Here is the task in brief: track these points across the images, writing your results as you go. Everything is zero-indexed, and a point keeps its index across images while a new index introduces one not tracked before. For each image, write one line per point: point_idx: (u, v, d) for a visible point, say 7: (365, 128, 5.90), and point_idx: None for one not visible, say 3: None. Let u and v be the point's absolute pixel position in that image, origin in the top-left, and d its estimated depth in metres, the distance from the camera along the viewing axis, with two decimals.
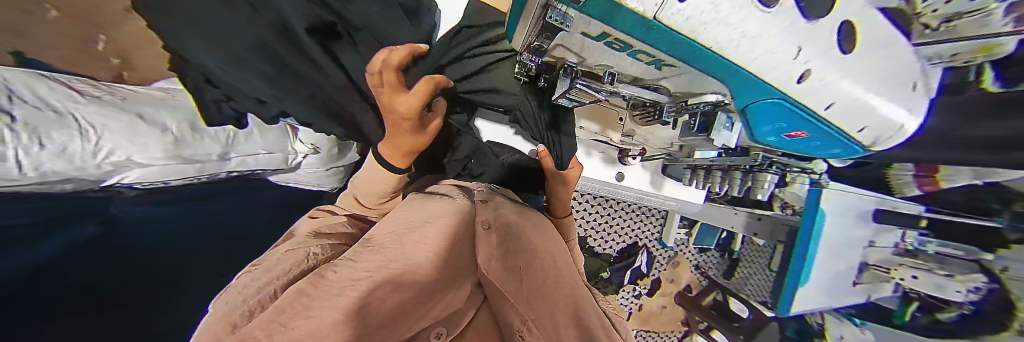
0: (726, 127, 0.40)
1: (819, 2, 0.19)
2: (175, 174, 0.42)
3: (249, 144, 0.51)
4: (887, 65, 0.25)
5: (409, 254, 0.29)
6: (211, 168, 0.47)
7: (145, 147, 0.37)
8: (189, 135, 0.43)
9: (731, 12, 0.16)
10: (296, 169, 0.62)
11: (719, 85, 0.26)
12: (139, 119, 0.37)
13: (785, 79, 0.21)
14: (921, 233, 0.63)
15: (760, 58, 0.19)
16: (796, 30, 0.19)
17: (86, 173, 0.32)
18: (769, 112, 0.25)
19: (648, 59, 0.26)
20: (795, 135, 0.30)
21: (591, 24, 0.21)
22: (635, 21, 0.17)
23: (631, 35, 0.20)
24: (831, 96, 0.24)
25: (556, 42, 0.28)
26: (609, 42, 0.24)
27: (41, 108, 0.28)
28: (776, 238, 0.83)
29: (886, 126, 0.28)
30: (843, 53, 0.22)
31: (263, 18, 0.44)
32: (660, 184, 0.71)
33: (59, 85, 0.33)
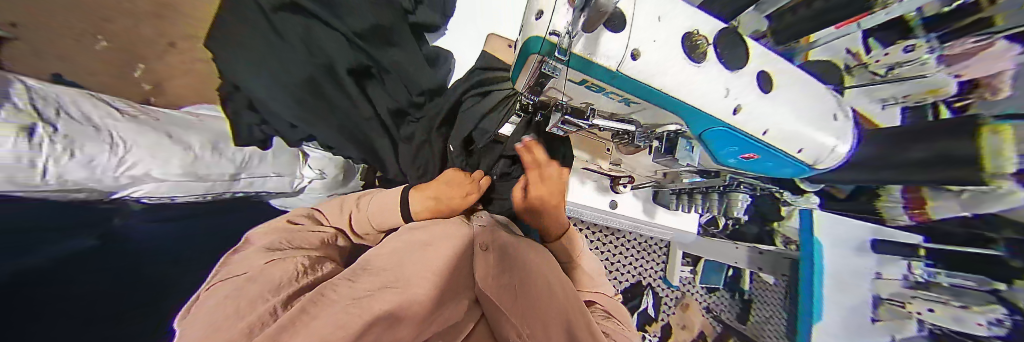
0: (686, 148, 0.42)
1: (734, 58, 0.27)
2: (186, 191, 0.43)
3: (261, 167, 0.53)
4: (810, 103, 0.31)
5: (409, 275, 0.29)
6: (221, 188, 0.48)
7: (165, 163, 0.39)
8: (210, 155, 0.45)
9: (665, 68, 0.24)
10: (300, 193, 0.63)
11: (675, 118, 0.31)
12: (166, 138, 0.40)
13: (724, 112, 0.27)
14: (928, 263, 0.60)
15: (698, 95, 0.25)
16: (718, 74, 0.26)
17: (101, 183, 0.33)
18: (721, 137, 0.29)
19: (619, 98, 0.31)
20: (749, 157, 0.34)
21: (572, 73, 0.27)
22: (602, 71, 0.24)
23: (603, 82, 0.26)
24: (762, 123, 0.28)
25: (550, 85, 0.34)
26: (588, 86, 0.29)
27: (82, 124, 0.33)
28: (778, 272, 0.78)
29: (819, 148, 0.32)
30: (764, 91, 0.28)
31: (317, 61, 0.55)
32: (653, 212, 0.73)
33: (105, 106, 0.37)
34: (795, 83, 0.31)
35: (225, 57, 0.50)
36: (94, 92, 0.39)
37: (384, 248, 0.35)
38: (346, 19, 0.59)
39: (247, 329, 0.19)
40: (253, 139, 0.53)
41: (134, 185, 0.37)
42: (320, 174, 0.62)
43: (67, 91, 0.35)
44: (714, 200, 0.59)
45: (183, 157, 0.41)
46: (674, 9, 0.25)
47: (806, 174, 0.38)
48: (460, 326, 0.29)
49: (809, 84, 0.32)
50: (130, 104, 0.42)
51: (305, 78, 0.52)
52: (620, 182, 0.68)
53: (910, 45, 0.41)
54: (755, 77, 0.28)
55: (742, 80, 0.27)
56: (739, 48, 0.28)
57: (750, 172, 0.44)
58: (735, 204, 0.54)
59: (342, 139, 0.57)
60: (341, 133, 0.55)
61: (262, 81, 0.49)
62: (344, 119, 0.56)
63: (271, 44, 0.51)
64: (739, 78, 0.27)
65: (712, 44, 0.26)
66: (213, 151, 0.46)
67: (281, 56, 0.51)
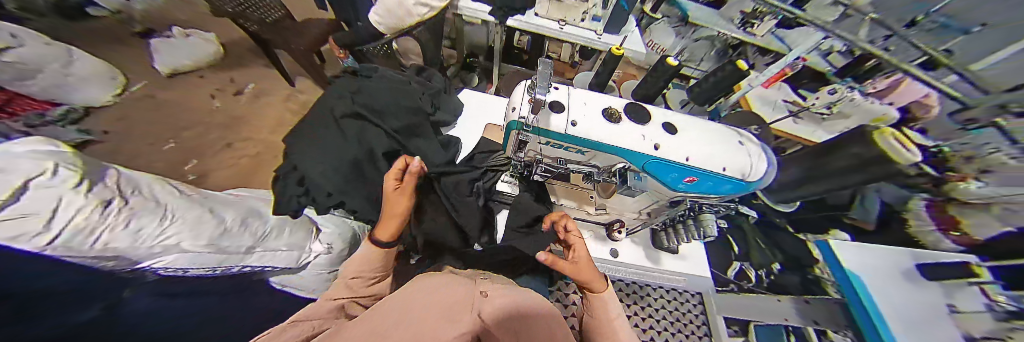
0: (636, 177, 0.42)
1: (639, 117, 0.42)
2: (199, 264, 0.43)
3: (277, 240, 0.54)
4: (718, 137, 0.42)
5: (414, 325, 0.20)
6: (233, 260, 0.47)
7: (197, 234, 0.42)
8: (237, 228, 0.48)
9: (590, 127, 0.40)
10: (304, 269, 0.61)
11: (617, 159, 0.43)
12: (207, 212, 0.45)
13: (645, 148, 0.40)
14: (1003, 285, 0.52)
15: (620, 139, 0.40)
16: (631, 127, 0.41)
17: (135, 253, 0.36)
18: (660, 166, 0.41)
19: (576, 149, 0.43)
20: (691, 180, 0.42)
21: (539, 137, 0.43)
22: (557, 134, 0.41)
23: (561, 140, 0.42)
24: (682, 152, 0.40)
25: (530, 148, 0.48)
26: (554, 145, 0.44)
27: (147, 201, 0.39)
28: (841, 323, 0.66)
29: (740, 166, 0.40)
30: (671, 133, 0.41)
31: (362, 147, 0.71)
32: (658, 258, 0.69)
33: (168, 188, 0.45)
34: (696, 127, 0.43)
35: (300, 150, 0.68)
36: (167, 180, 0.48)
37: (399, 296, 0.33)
38: (389, 119, 0.78)
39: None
40: (288, 209, 0.62)
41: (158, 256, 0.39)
42: (328, 249, 0.62)
43: (147, 179, 0.44)
44: (692, 228, 0.56)
45: (214, 229, 0.45)
46: (594, 99, 0.43)
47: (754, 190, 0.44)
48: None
49: (713, 128, 0.44)
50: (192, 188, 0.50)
51: (351, 159, 0.67)
52: (615, 228, 0.67)
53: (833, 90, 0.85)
54: (661, 126, 0.42)
55: (653, 129, 0.41)
56: (638, 110, 0.43)
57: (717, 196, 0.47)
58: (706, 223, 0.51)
59: (367, 205, 0.67)
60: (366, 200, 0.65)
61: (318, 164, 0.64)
62: (372, 189, 0.68)
63: (334, 139, 0.70)
64: (648, 128, 0.41)
65: (624, 113, 0.42)
66: (240, 224, 0.50)
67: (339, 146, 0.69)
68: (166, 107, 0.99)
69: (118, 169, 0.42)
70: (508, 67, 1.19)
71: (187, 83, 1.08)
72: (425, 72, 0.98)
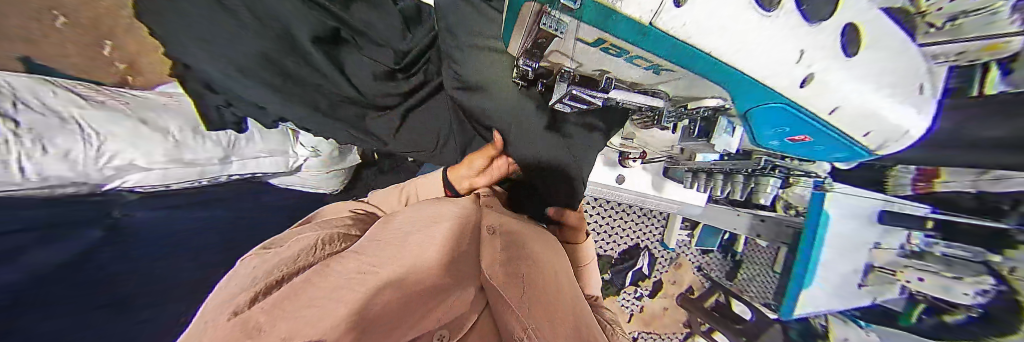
0: (726, 131, 0.41)
1: (818, 7, 0.19)
2: (177, 178, 0.47)
3: (248, 148, 0.54)
4: (898, 71, 0.25)
5: (406, 253, 0.26)
6: (213, 173, 0.51)
7: (147, 152, 0.42)
8: (191, 139, 0.47)
9: (731, 16, 0.15)
10: (298, 171, 0.64)
11: (717, 89, 0.26)
12: (142, 125, 0.42)
13: (788, 83, 0.21)
14: (928, 233, 0.59)
15: (764, 63, 0.18)
16: (796, 34, 0.18)
17: (89, 174, 0.38)
18: (772, 115, 0.25)
19: (645, 64, 0.24)
20: (798, 139, 0.31)
21: (585, 30, 0.19)
22: (627, 29, 0.16)
23: (626, 42, 0.18)
24: (838, 100, 0.24)
25: (551, 48, 0.25)
26: (604, 48, 0.22)
27: (47, 116, 0.34)
28: (780, 239, 0.78)
29: (899, 130, 0.28)
30: (849, 55, 0.22)
31: (272, 31, 0.44)
32: (662, 186, 0.74)
33: (66, 93, 0.38)
34: (885, 42, 0.24)
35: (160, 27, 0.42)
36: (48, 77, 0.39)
37: (392, 221, 0.34)
38: None
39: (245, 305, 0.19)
40: (225, 121, 0.50)
41: (120, 176, 0.42)
42: (313, 151, 0.61)
43: (21, 77, 0.35)
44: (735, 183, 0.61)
45: (165, 145, 0.44)
46: None
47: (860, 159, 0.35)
48: (459, 323, 0.23)
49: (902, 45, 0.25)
50: (87, 87, 0.42)
51: (259, 53, 0.44)
52: (630, 157, 0.67)
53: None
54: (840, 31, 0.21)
55: (825, 38, 0.20)
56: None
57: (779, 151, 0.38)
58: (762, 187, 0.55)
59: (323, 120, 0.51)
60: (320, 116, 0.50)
61: (215, 65, 0.43)
62: (320, 97, 0.50)
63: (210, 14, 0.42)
64: (824, 35, 0.19)
65: None
66: (193, 135, 0.48)
67: (228, 25, 0.42)
68: None
69: None
70: None
71: None
72: None
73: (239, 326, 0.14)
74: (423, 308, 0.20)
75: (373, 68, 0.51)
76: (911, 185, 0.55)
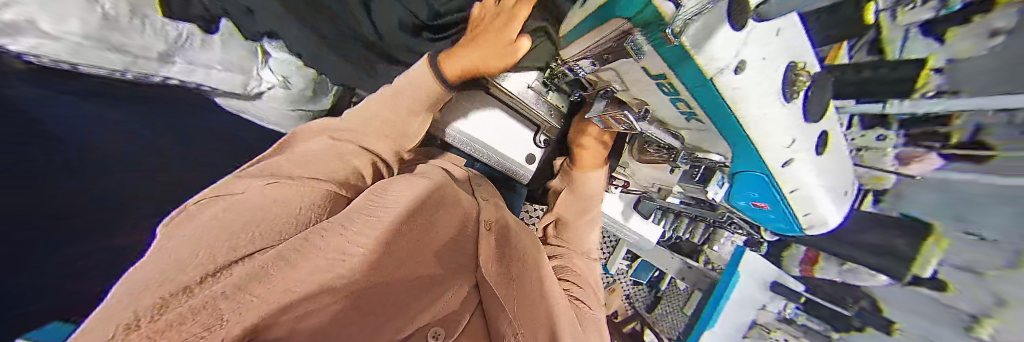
0: (717, 184, 0.47)
1: (815, 110, 0.26)
2: (94, 62, 0.37)
3: (205, 54, 0.46)
4: (839, 177, 0.34)
5: (406, 237, 0.30)
6: (143, 68, 0.42)
7: (60, 16, 0.32)
8: (128, 21, 0.38)
9: (757, 91, 0.21)
10: (256, 99, 0.56)
11: (723, 146, 0.32)
12: None
13: (774, 159, 0.28)
14: (798, 305, 0.70)
15: (767, 134, 0.25)
16: (793, 126, 0.25)
17: None
18: (752, 180, 0.33)
19: (685, 109, 0.29)
20: (760, 205, 0.39)
21: (655, 61, 0.24)
22: (693, 77, 0.21)
23: (683, 84, 0.24)
24: (797, 182, 0.32)
25: (612, 64, 0.32)
26: (660, 83, 0.27)
27: None
28: (698, 286, 0.91)
29: (819, 220, 0.37)
30: (817, 153, 0.29)
31: None
32: (629, 215, 0.81)
33: None
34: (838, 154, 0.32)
35: None
36: None
37: (388, 189, 0.34)
38: None
39: (196, 274, 0.17)
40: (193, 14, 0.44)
41: (11, 34, 0.31)
42: (284, 83, 0.54)
43: None
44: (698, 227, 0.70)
45: (90, 14, 0.34)
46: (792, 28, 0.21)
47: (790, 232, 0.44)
48: (452, 318, 0.32)
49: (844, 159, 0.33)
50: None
51: None
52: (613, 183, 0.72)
53: (881, 135, 0.41)
54: (818, 133, 0.28)
55: (812, 132, 0.27)
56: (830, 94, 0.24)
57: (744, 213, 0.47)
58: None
59: (317, 49, 0.50)
60: (325, 48, 0.50)
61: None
62: (337, 31, 0.50)
63: None
64: (807, 130, 0.26)
65: (808, 87, 0.24)
66: (134, 18, 0.38)
67: None
68: None
69: None
70: None
71: None
72: None
73: (183, 311, 0.12)
74: (425, 302, 0.30)
75: (403, 17, 0.50)
76: (799, 266, 0.67)
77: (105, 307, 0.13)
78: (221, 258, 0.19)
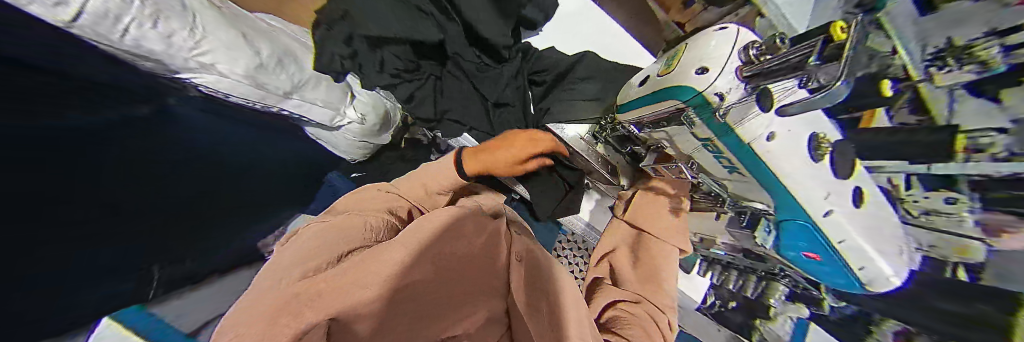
0: (764, 229, 0.40)
1: (846, 166, 0.28)
2: (240, 93, 0.48)
3: (312, 93, 0.58)
4: (900, 232, 0.29)
5: (455, 251, 0.40)
6: (272, 100, 0.53)
7: (232, 60, 0.43)
8: (273, 66, 0.50)
9: (788, 151, 0.29)
10: (337, 130, 0.67)
11: (769, 197, 0.35)
12: (240, 37, 0.44)
13: (812, 210, 0.30)
14: None
15: (801, 185, 0.30)
16: (823, 181, 0.29)
17: (174, 60, 0.38)
18: (799, 232, 0.34)
19: (729, 164, 0.36)
20: (811, 257, 0.34)
21: (701, 129, 0.34)
22: (735, 140, 0.32)
23: (726, 146, 0.33)
24: (840, 233, 0.29)
25: (664, 127, 0.41)
26: (707, 145, 0.36)
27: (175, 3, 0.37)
28: None
29: (881, 278, 0.30)
30: (853, 204, 0.28)
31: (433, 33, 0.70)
32: None
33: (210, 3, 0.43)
34: (877, 214, 0.28)
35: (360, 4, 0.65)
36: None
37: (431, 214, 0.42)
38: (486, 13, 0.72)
39: (309, 278, 0.30)
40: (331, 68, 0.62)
41: (197, 71, 0.42)
42: (360, 119, 0.65)
43: None
44: (750, 282, 0.55)
45: (250, 61, 0.45)
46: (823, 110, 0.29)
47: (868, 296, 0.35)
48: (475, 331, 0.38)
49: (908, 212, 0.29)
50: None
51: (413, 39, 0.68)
52: None
53: (953, 196, 0.24)
54: (849, 191, 0.28)
55: (846, 186, 0.28)
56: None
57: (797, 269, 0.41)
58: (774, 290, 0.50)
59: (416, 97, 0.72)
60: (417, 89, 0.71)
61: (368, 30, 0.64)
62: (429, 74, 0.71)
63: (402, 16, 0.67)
64: (840, 184, 0.28)
65: (834, 149, 0.28)
66: (276, 64, 0.50)
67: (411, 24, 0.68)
68: None
69: None
70: None
71: None
72: None
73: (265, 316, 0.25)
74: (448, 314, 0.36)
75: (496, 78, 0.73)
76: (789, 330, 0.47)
77: (254, 312, 0.26)
78: (328, 263, 0.33)
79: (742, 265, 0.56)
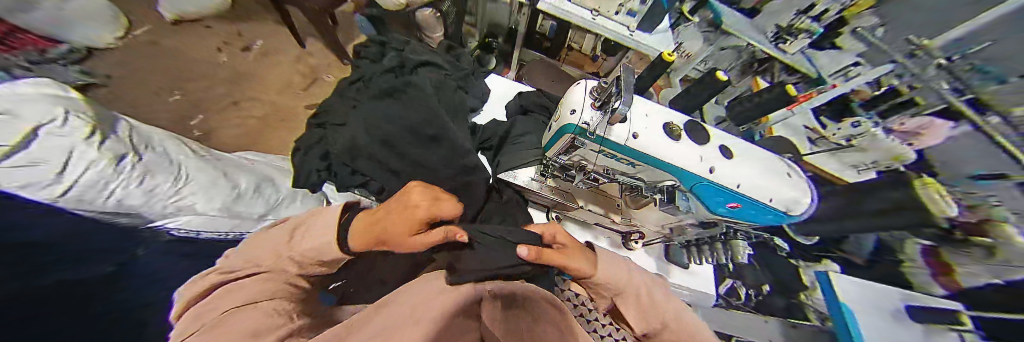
0: (683, 198, 0.47)
1: (699, 137, 0.42)
2: (215, 227, 0.54)
3: (287, 210, 0.67)
4: (760, 166, 0.41)
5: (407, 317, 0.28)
6: (247, 226, 0.60)
7: (207, 199, 0.52)
8: (248, 195, 0.59)
9: (651, 140, 0.40)
10: None
11: (668, 175, 0.43)
12: (218, 176, 0.56)
13: (700, 171, 0.40)
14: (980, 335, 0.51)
15: (678, 160, 0.40)
16: (692, 149, 0.40)
17: (153, 210, 0.44)
18: (707, 190, 0.42)
19: (627, 162, 0.44)
20: (734, 206, 0.43)
21: (592, 145, 0.43)
22: (615, 145, 0.41)
23: (614, 151, 0.42)
24: (734, 179, 0.40)
25: (576, 153, 0.49)
26: (603, 155, 0.45)
27: (162, 161, 0.48)
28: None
29: (786, 198, 0.40)
30: (699, 143, 0.41)
31: (385, 126, 0.76)
32: (667, 269, 0.72)
33: (191, 159, 0.55)
34: (750, 155, 0.42)
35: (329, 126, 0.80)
36: (202, 150, 0.63)
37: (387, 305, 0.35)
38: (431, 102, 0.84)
39: None
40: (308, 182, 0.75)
41: (174, 215, 0.48)
42: None
43: (175, 146, 0.55)
44: (717, 251, 0.61)
45: (225, 196, 0.54)
46: (654, 111, 0.43)
47: (790, 220, 0.43)
48: None
49: (755, 152, 0.43)
50: (205, 150, 0.64)
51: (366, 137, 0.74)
52: (632, 239, 0.69)
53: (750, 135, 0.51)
54: (715, 149, 0.41)
55: (709, 149, 0.41)
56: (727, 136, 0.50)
57: (737, 222, 0.49)
58: (738, 249, 0.56)
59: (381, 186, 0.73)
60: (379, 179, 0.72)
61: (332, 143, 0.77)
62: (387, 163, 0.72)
63: (358, 122, 0.77)
64: (706, 149, 0.41)
65: (684, 131, 0.42)
66: (253, 191, 0.61)
67: (363, 125, 0.77)
68: (223, 90, 1.23)
69: (128, 126, 0.50)
70: (529, 53, 1.22)
71: (239, 66, 1.32)
72: (455, 52, 1.03)
73: None
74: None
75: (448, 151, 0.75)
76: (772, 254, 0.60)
77: None
78: None
79: (705, 237, 0.63)
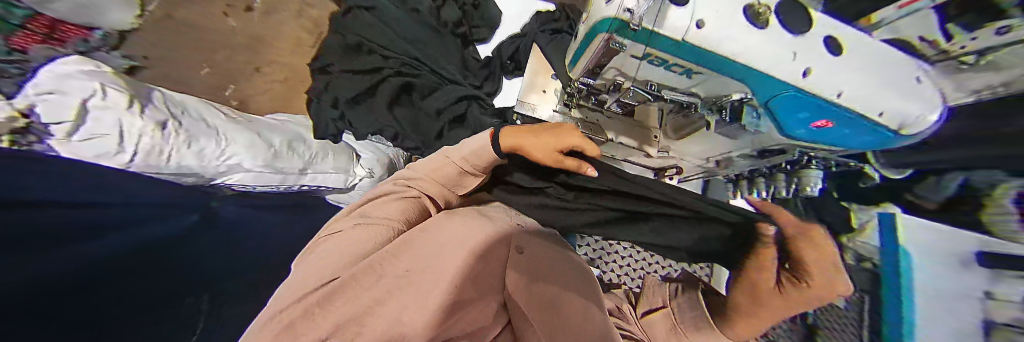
0: (753, 116, 0.42)
1: (798, 26, 0.34)
2: (264, 182, 0.63)
3: (324, 165, 0.73)
4: (874, 67, 0.33)
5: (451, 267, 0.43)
6: (291, 180, 0.68)
7: (251, 157, 0.59)
8: (286, 152, 0.66)
9: (718, 35, 0.34)
10: (351, 190, 0.81)
11: (738, 83, 0.39)
12: (255, 136, 0.62)
13: (790, 74, 0.34)
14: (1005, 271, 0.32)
15: (762, 58, 0.34)
16: (779, 43, 0.34)
17: (208, 169, 0.53)
18: (790, 101, 0.36)
19: (679, 69, 0.41)
20: (822, 125, 0.36)
21: (639, 48, 0.39)
22: (666, 42, 0.36)
23: (665, 53, 0.38)
24: (833, 84, 0.33)
25: (612, 65, 0.47)
26: (651, 60, 0.41)
27: (202, 124, 0.55)
28: None
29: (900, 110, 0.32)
30: (795, 34, 0.34)
31: None
32: None
33: (228, 121, 0.61)
34: (862, 57, 0.34)
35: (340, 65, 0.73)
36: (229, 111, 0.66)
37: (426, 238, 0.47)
38: None
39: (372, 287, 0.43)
40: None
41: (227, 173, 0.57)
42: (369, 173, 0.80)
43: (211, 110, 0.61)
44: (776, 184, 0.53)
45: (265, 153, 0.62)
46: None
47: (887, 144, 0.36)
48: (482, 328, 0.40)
49: (870, 48, 0.35)
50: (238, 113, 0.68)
51: None
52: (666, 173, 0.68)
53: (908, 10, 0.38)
54: (816, 42, 0.34)
55: (807, 43, 0.34)
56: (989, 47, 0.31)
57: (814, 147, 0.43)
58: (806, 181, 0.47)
59: None
60: None
61: None
62: None
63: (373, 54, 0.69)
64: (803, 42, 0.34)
65: (774, 13, 0.34)
66: (288, 149, 0.68)
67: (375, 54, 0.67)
68: (245, 53, 1.25)
69: (164, 92, 0.55)
70: None
71: (254, 27, 1.31)
72: None
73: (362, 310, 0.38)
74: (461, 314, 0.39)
75: None
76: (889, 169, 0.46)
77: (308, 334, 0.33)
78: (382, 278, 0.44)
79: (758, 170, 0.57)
